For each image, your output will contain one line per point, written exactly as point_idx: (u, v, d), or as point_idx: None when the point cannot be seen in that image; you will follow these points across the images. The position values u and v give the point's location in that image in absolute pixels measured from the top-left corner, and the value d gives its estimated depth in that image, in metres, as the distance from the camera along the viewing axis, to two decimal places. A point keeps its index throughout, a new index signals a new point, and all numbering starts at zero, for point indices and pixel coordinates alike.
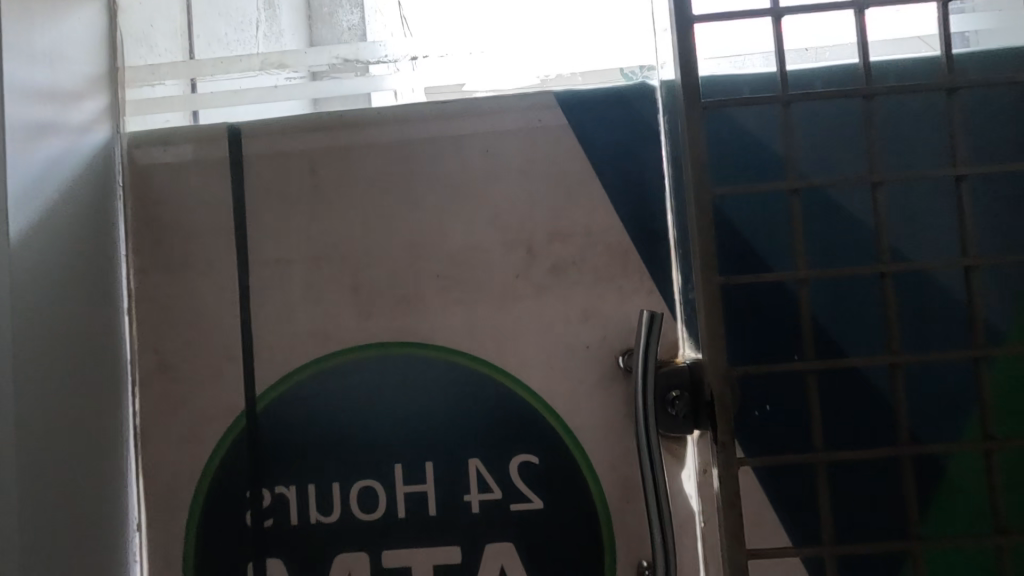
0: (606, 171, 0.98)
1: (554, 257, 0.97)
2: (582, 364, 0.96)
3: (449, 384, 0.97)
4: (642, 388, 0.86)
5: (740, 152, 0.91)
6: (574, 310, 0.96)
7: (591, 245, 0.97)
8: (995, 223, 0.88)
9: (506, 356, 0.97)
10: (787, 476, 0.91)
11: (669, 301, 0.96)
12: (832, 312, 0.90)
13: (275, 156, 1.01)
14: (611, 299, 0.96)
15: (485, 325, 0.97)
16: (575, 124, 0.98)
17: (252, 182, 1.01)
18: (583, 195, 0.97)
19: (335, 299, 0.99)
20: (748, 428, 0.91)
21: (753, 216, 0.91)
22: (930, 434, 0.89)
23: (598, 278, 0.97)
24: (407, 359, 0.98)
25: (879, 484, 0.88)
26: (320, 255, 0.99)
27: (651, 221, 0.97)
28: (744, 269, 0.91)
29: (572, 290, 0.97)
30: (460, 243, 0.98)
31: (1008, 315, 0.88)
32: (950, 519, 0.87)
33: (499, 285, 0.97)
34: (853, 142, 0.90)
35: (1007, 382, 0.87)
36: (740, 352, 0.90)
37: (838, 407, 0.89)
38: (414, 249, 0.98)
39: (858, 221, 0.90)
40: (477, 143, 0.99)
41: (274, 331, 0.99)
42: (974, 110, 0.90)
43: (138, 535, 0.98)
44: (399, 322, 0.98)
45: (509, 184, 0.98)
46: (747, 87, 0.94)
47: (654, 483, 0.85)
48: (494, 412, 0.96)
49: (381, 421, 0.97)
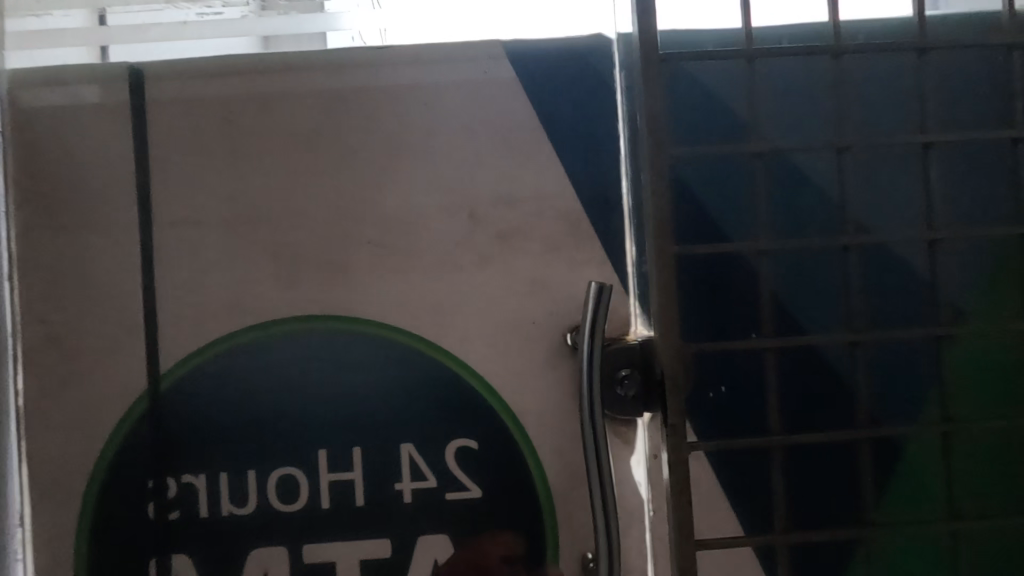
0: (556, 132, 0.89)
1: (499, 224, 0.88)
2: (528, 342, 0.88)
3: (380, 361, 0.88)
4: (587, 365, 0.79)
5: (701, 111, 0.84)
6: (520, 281, 0.88)
7: (540, 212, 0.88)
8: (962, 197, 0.84)
9: (444, 331, 0.88)
10: (742, 463, 0.84)
11: (620, 273, 0.89)
12: (792, 286, 0.84)
13: (182, 102, 0.88)
14: (560, 271, 0.88)
15: (421, 297, 0.88)
16: (524, 78, 0.89)
17: (157, 131, 0.88)
18: (532, 155, 0.88)
19: (252, 267, 0.87)
20: (703, 410, 0.84)
21: (713, 182, 0.84)
22: (891, 417, 0.84)
23: (548, 247, 0.88)
24: (334, 332, 0.88)
25: (836, 469, 0.83)
26: (235, 217, 0.88)
27: (606, 187, 0.89)
28: (703, 240, 0.83)
29: (519, 260, 0.88)
30: (393, 206, 0.88)
31: (970, 294, 0.84)
32: (906, 505, 0.83)
33: (438, 253, 0.88)
34: (818, 106, 0.84)
35: (967, 363, 0.84)
36: (694, 330, 0.84)
37: (797, 388, 0.84)
38: (343, 213, 0.88)
39: (822, 190, 0.84)
40: (416, 96, 0.88)
41: (182, 302, 0.88)
42: (945, 74, 0.84)
43: (21, 531, 0.87)
44: (326, 294, 0.88)
45: (451, 141, 0.88)
46: (712, 44, 0.85)
47: (598, 466, 0.79)
48: (429, 392, 0.88)
49: (302, 402, 0.87)
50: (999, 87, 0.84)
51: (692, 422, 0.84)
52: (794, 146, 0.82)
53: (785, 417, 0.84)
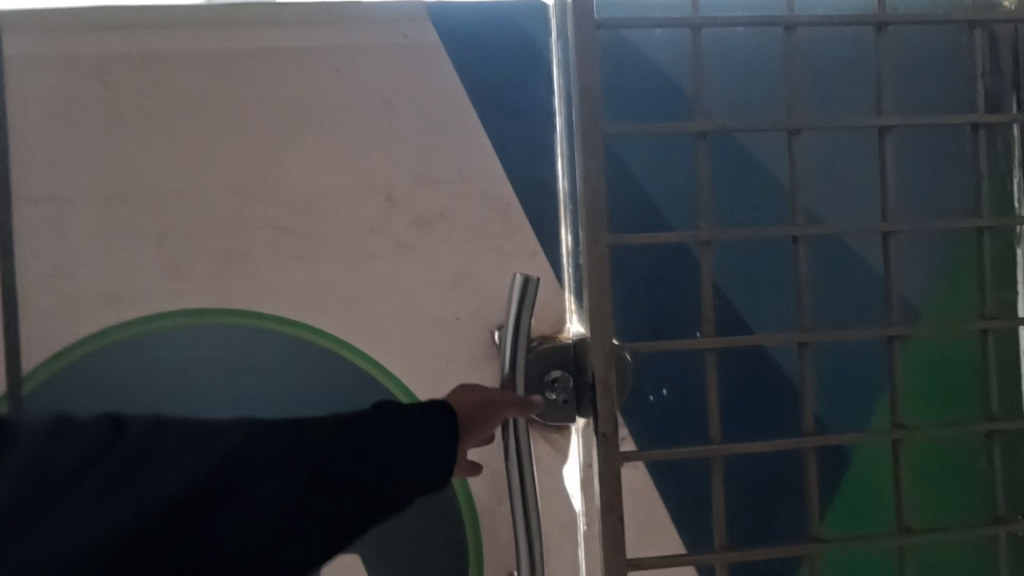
0: (484, 107, 0.80)
1: (418, 209, 0.79)
2: (450, 341, 0.79)
3: (279, 362, 0.78)
4: (510, 363, 0.70)
5: (642, 86, 0.76)
6: (441, 273, 0.79)
7: (466, 195, 0.80)
8: (920, 188, 0.78)
9: (356, 329, 0.79)
10: (681, 472, 0.78)
11: (555, 267, 0.80)
12: (738, 280, 0.78)
13: (56, 64, 0.77)
14: (487, 263, 0.80)
15: (330, 290, 0.79)
16: (450, 45, 0.80)
17: (25, 98, 0.77)
18: (456, 133, 0.80)
19: (136, 254, 0.77)
20: (641, 415, 0.77)
21: (652, 164, 0.77)
22: (840, 423, 0.78)
23: (473, 236, 0.80)
24: (231, 328, 0.78)
25: (781, 480, 0.78)
26: (116, 196, 0.77)
27: (541, 171, 0.80)
28: (641, 227, 0.76)
29: (441, 250, 0.79)
30: (302, 187, 0.79)
31: (925, 292, 0.79)
32: (856, 520, 0.78)
33: (351, 241, 0.79)
34: (770, 84, 0.77)
35: (922, 365, 0.78)
36: (632, 328, 0.76)
37: (741, 391, 0.77)
38: (241, 193, 0.78)
39: (771, 177, 0.77)
40: (324, 61, 0.79)
41: (52, 293, 0.77)
42: (902, 53, 0.78)
43: None
44: (221, 285, 0.78)
45: (365, 115, 0.79)
46: (660, 10, 0.76)
47: (520, 478, 0.71)
48: (334, 398, 0.78)
49: (187, 409, 0.77)
50: (958, 69, 0.79)
51: (629, 428, 0.77)
52: (740, 125, 0.74)
53: (728, 424, 0.77)
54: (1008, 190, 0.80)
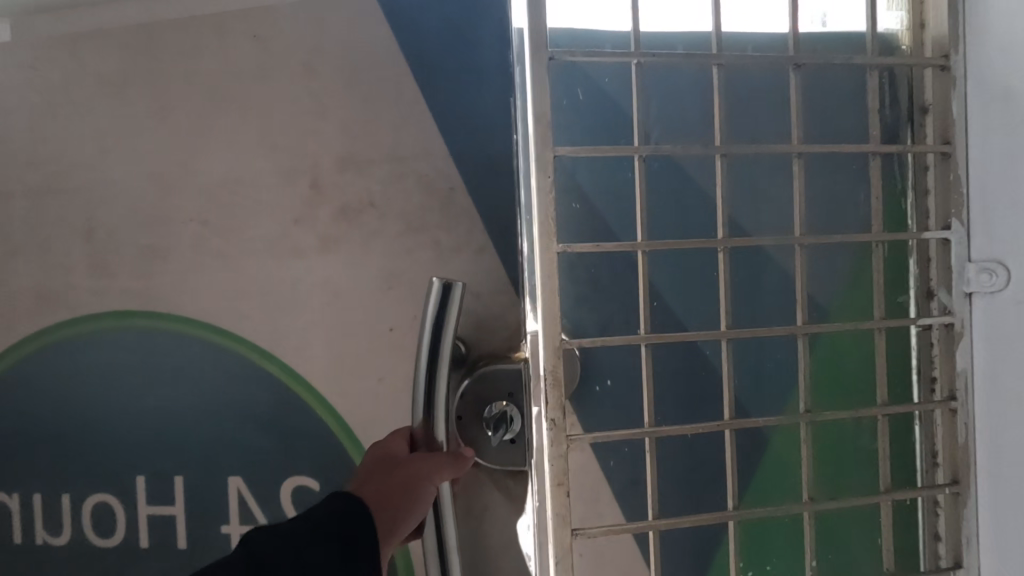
0: (433, 99, 0.90)
1: (344, 198, 0.92)
2: (380, 321, 0.93)
3: (205, 361, 0.97)
4: (427, 391, 0.79)
5: (593, 112, 0.89)
6: (372, 266, 0.92)
7: (394, 183, 0.91)
8: (822, 208, 0.93)
9: (292, 314, 0.94)
10: (623, 454, 0.90)
11: (506, 256, 0.91)
12: (673, 285, 0.89)
13: (71, 102, 0.97)
14: (411, 255, 0.92)
15: (276, 281, 0.94)
16: (403, 30, 0.90)
17: (47, 131, 0.98)
18: (380, 132, 0.91)
19: (120, 254, 0.98)
20: (589, 404, 0.89)
21: (602, 180, 0.89)
22: (759, 409, 0.91)
23: (401, 228, 0.92)
24: (178, 332, 0.97)
25: (706, 458, 0.90)
26: (105, 204, 0.97)
27: (489, 149, 0.90)
28: (590, 237, 0.89)
29: (369, 244, 0.92)
30: (254, 188, 0.94)
31: (831, 295, 0.93)
32: (769, 493, 0.92)
33: (282, 237, 0.94)
34: (705, 110, 0.90)
35: (826, 357, 0.93)
36: (583, 326, 0.88)
37: (674, 380, 0.90)
38: (181, 190, 0.96)
39: (704, 194, 0.89)
40: (244, 30, 0.92)
41: (79, 290, 0.99)
42: (815, 89, 0.92)
43: None
44: (188, 279, 0.96)
45: (295, 119, 0.92)
46: (610, 44, 0.90)
47: (444, 498, 0.81)
48: (245, 394, 0.96)
49: (136, 390, 0.99)
50: (864, 105, 0.93)
51: (578, 416, 0.89)
52: (673, 148, 0.84)
53: (662, 410, 0.89)
54: (901, 210, 0.94)
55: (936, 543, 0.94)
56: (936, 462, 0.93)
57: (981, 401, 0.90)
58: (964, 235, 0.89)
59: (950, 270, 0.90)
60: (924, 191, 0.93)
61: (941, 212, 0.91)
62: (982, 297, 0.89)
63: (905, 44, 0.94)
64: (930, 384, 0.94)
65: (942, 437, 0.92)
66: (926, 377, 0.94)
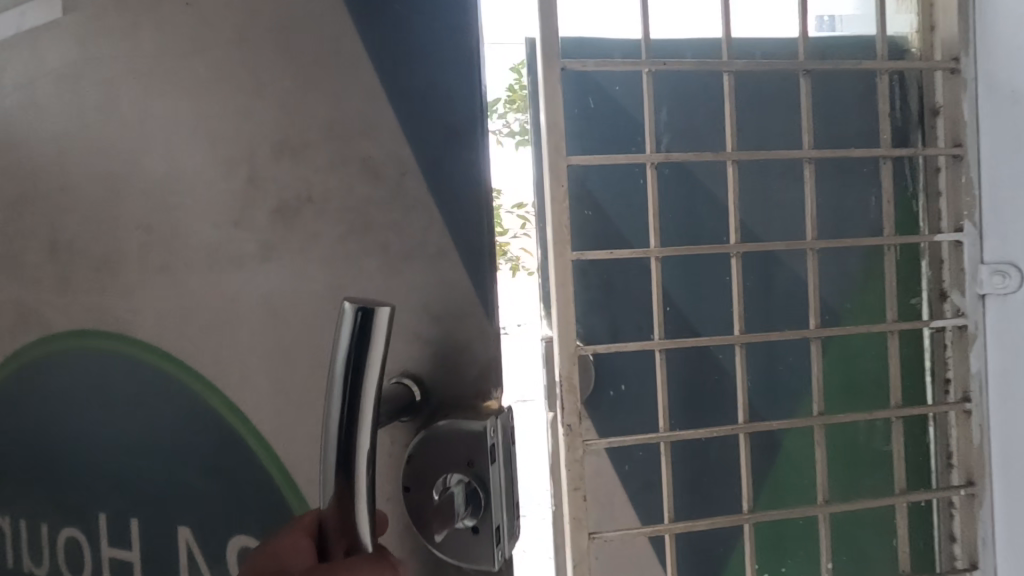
0: (379, 34, 0.61)
1: (282, 190, 0.65)
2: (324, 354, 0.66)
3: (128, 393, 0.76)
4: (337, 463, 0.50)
5: (604, 119, 0.90)
6: (296, 273, 0.65)
7: (334, 166, 0.63)
8: (831, 211, 0.94)
9: (222, 342, 0.70)
10: (637, 457, 0.91)
11: (473, 254, 0.61)
12: (686, 291, 0.90)
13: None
14: (346, 265, 0.63)
15: (199, 298, 0.71)
16: None
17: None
18: (311, 94, 0.63)
19: (40, 261, 0.82)
20: (602, 407, 0.90)
21: (612, 186, 0.90)
22: (772, 412, 0.92)
23: (342, 225, 0.63)
24: (99, 356, 0.78)
25: (721, 461, 0.91)
26: (26, 198, 0.82)
27: (445, 113, 0.60)
28: (603, 244, 0.90)
29: (305, 246, 0.65)
30: (152, 170, 0.71)
31: (841, 298, 0.94)
32: (783, 494, 0.93)
33: (208, 242, 0.69)
34: (714, 117, 0.91)
35: (837, 361, 0.94)
36: (595, 332, 0.90)
37: (688, 384, 0.90)
38: (110, 189, 0.75)
39: (715, 201, 0.90)
40: None
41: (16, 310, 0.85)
42: (826, 93, 0.93)
43: None
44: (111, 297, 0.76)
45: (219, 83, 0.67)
46: (620, 53, 0.91)
47: None
48: (171, 438, 0.74)
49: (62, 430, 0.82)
50: (873, 109, 0.93)
51: (593, 420, 0.90)
52: (687, 155, 0.85)
53: (676, 414, 0.90)
54: (912, 213, 0.95)
55: (952, 544, 0.94)
56: (951, 463, 0.93)
57: (995, 402, 0.90)
58: (976, 237, 0.90)
59: (963, 272, 0.90)
60: (936, 193, 0.93)
61: (954, 215, 0.91)
62: (995, 298, 0.90)
63: (915, 47, 0.94)
64: (945, 385, 0.94)
65: (957, 438, 0.92)
66: (941, 378, 0.94)
